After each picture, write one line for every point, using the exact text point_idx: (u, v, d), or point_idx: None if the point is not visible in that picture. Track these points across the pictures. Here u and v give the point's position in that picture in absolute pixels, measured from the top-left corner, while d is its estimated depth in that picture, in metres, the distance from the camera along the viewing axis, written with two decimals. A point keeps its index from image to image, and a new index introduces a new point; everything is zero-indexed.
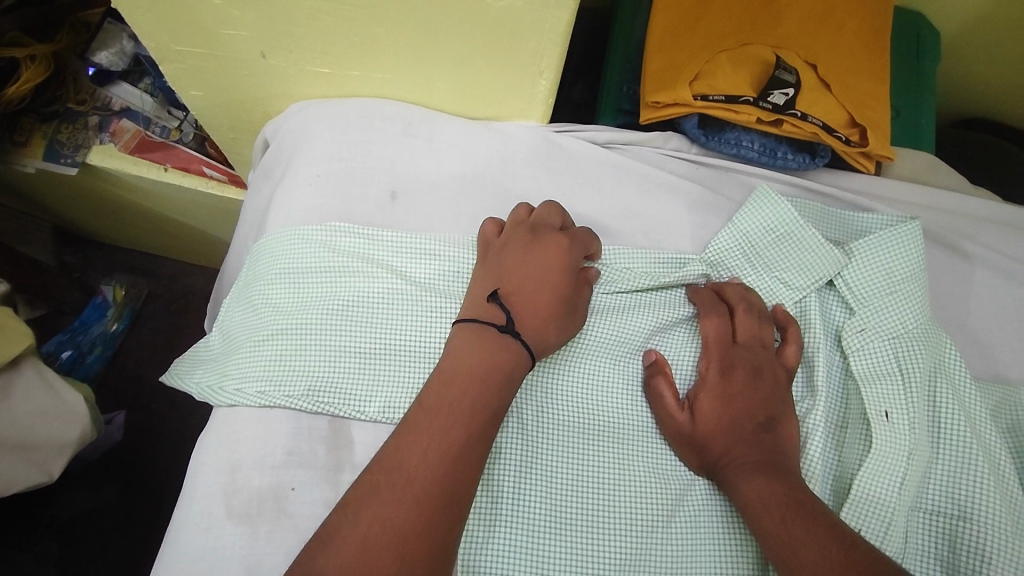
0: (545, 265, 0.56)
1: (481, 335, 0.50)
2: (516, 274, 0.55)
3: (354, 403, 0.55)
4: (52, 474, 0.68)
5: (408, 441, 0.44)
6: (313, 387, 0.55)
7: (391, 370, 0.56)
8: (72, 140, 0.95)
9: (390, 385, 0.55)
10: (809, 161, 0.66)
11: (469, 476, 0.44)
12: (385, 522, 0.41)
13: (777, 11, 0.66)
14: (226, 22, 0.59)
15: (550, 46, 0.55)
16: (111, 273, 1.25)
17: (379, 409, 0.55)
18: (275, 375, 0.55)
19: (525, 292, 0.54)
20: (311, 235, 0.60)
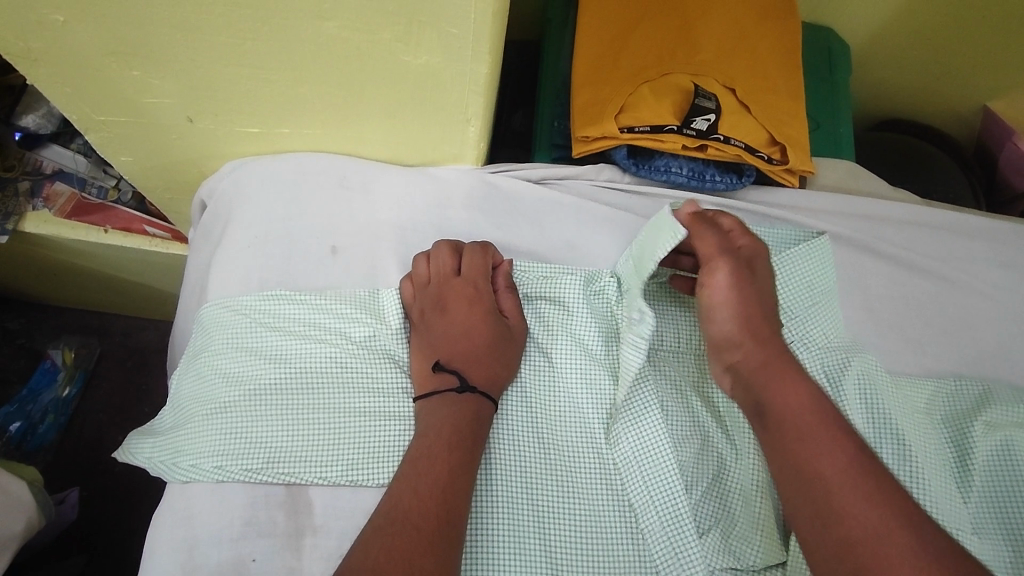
0: (465, 318, 0.59)
1: (443, 404, 0.54)
2: (445, 338, 0.58)
3: (313, 469, 0.54)
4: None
5: (396, 486, 0.48)
6: (271, 457, 0.54)
7: (347, 431, 0.55)
8: (2, 208, 0.92)
9: (348, 446, 0.55)
10: (736, 181, 0.69)
11: (460, 505, 0.48)
12: (390, 558, 0.44)
13: (693, 39, 0.69)
14: (147, 91, 0.59)
15: (472, 96, 0.56)
16: (57, 337, 1.20)
17: (340, 472, 0.54)
18: (229, 449, 0.54)
19: (461, 348, 0.57)
20: (250, 305, 0.59)
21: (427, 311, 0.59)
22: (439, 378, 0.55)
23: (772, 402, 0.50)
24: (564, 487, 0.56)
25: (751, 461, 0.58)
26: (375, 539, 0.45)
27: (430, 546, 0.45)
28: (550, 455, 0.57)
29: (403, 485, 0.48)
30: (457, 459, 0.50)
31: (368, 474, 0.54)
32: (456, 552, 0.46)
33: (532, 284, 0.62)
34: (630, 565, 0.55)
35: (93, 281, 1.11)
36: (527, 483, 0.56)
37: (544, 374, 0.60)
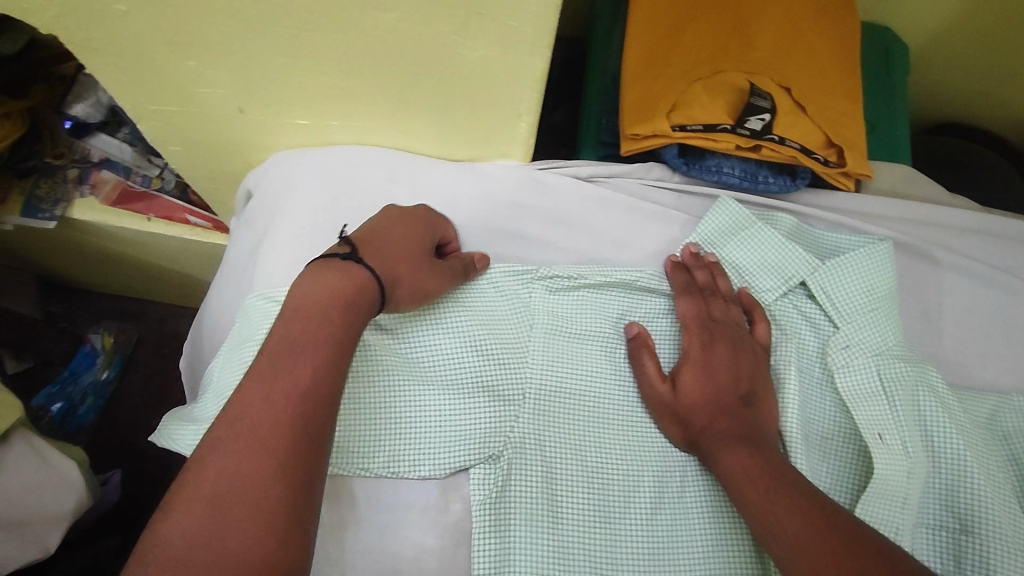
0: (399, 240, 0.53)
1: (344, 283, 0.48)
2: (376, 249, 0.52)
3: (357, 458, 0.53)
4: (49, 546, 0.64)
5: (253, 398, 0.43)
6: None
7: (388, 423, 0.54)
8: (52, 195, 0.95)
9: (391, 438, 0.54)
10: (790, 183, 0.67)
11: (303, 438, 0.43)
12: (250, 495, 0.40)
13: (748, 37, 0.67)
14: (202, 81, 0.59)
15: (526, 91, 0.55)
16: (99, 320, 1.24)
17: (384, 463, 0.54)
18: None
19: (383, 259, 0.51)
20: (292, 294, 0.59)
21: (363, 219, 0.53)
22: (335, 265, 0.49)
23: (716, 468, 0.52)
24: (609, 487, 0.55)
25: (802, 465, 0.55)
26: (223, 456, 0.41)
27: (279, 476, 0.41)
28: (595, 455, 0.56)
29: (258, 397, 0.43)
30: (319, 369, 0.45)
31: (412, 467, 0.54)
32: (282, 494, 0.41)
33: (590, 280, 0.60)
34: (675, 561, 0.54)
35: (135, 269, 1.13)
36: (571, 483, 0.55)
37: (590, 371, 0.58)
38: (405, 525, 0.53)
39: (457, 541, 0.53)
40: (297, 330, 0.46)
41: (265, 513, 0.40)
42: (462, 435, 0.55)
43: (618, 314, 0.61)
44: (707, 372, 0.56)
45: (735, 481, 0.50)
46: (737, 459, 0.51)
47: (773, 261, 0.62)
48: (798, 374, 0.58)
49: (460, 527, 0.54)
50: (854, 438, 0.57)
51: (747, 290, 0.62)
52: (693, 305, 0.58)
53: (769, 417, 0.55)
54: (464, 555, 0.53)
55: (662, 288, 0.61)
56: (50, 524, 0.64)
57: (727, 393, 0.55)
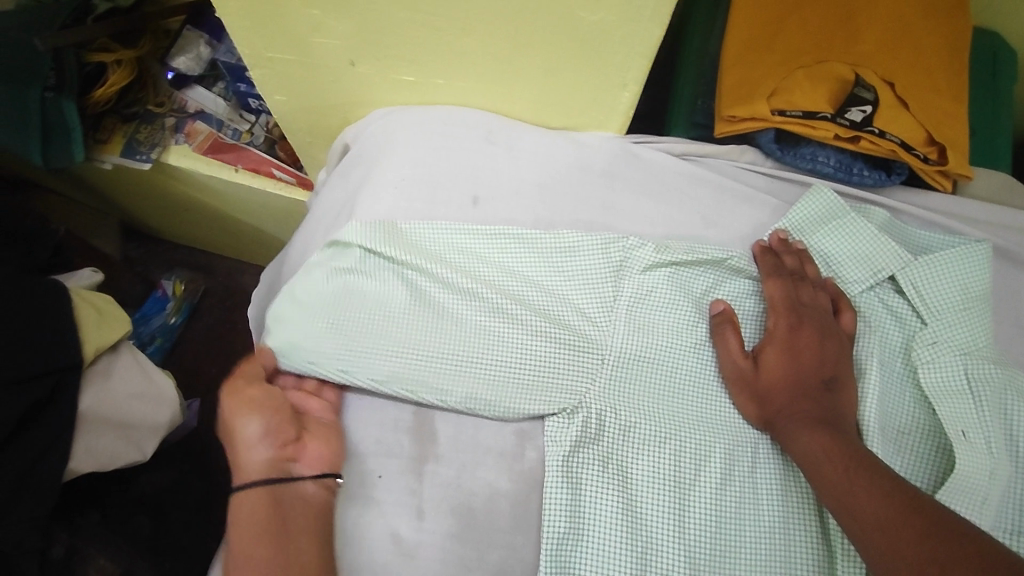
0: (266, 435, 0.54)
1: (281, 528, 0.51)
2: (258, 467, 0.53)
3: (438, 390, 0.56)
4: (145, 452, 0.69)
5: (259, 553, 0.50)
6: (401, 374, 0.56)
7: (474, 365, 0.56)
8: (150, 140, 1.00)
9: (475, 378, 0.56)
10: (884, 178, 0.67)
11: None
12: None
13: (854, 28, 0.66)
14: (321, 31, 0.61)
15: (635, 59, 0.57)
16: (172, 268, 1.31)
17: (463, 399, 0.56)
18: (363, 358, 0.56)
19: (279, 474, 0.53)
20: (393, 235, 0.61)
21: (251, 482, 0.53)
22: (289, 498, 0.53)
23: (792, 448, 0.53)
24: (683, 453, 0.56)
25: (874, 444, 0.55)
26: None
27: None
28: (671, 420, 0.57)
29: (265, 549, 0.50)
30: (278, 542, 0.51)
31: (490, 408, 0.56)
32: None
33: (678, 255, 0.60)
34: (741, 534, 0.55)
35: (215, 220, 1.18)
36: (646, 444, 0.56)
37: (673, 341, 0.59)
38: (482, 466, 0.56)
39: (530, 487, 0.55)
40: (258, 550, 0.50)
41: None
42: (547, 386, 0.57)
43: (700, 290, 0.61)
44: (792, 355, 0.56)
45: (812, 458, 0.51)
46: (811, 440, 0.51)
47: (864, 253, 0.62)
48: (881, 365, 0.58)
49: (535, 475, 0.56)
50: (936, 435, 0.57)
51: (834, 281, 0.62)
52: (784, 286, 0.59)
53: (851, 405, 0.55)
54: (535, 499, 0.55)
55: (750, 272, 0.62)
56: (146, 432, 0.69)
57: (809, 376, 0.55)
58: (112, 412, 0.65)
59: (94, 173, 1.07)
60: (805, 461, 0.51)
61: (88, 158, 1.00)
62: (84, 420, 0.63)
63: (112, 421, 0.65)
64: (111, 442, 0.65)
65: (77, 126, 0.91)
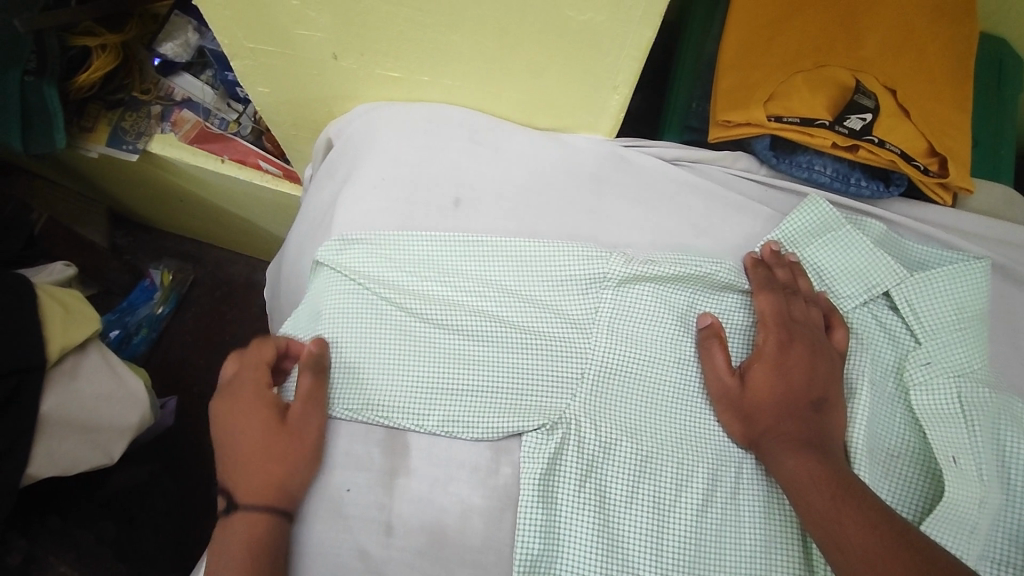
0: (244, 439, 0.51)
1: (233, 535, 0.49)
2: (239, 468, 0.51)
3: (413, 416, 0.54)
4: (112, 456, 0.66)
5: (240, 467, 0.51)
6: (372, 402, 0.54)
7: (448, 386, 0.55)
8: (135, 128, 0.97)
9: (448, 400, 0.55)
10: (883, 189, 0.65)
11: None
12: (248, 570, 0.48)
13: (856, 33, 0.63)
14: (301, 23, 0.58)
15: (626, 60, 0.54)
16: (159, 258, 1.29)
17: (437, 422, 0.54)
18: (340, 387, 0.55)
19: (250, 482, 0.50)
20: (363, 245, 0.59)
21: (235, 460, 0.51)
22: (235, 521, 0.50)
23: (777, 472, 0.51)
24: (664, 472, 0.54)
25: (861, 465, 0.53)
26: None
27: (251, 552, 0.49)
28: (652, 441, 0.55)
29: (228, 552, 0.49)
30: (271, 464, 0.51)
31: (465, 428, 0.54)
32: None
33: (666, 268, 0.58)
34: (721, 560, 0.53)
35: (203, 211, 1.16)
36: (624, 465, 0.54)
37: (656, 353, 0.57)
38: (455, 481, 0.54)
39: (504, 504, 0.53)
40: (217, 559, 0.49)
41: None
42: (526, 401, 0.55)
43: (683, 307, 0.59)
44: (781, 374, 0.54)
45: (796, 485, 0.49)
46: (796, 465, 0.50)
47: (861, 267, 0.59)
48: (872, 386, 0.56)
49: (509, 492, 0.54)
50: (927, 460, 0.55)
51: (826, 296, 0.60)
52: (776, 301, 0.57)
53: (839, 428, 0.53)
54: (508, 518, 0.53)
55: (741, 285, 0.59)
56: (114, 435, 0.66)
57: (799, 397, 0.53)
58: (76, 414, 0.63)
59: (76, 160, 1.05)
60: (788, 486, 0.50)
61: (71, 145, 0.97)
62: (45, 422, 0.61)
63: (77, 423, 0.63)
64: (74, 445, 0.63)
65: (60, 111, 0.88)
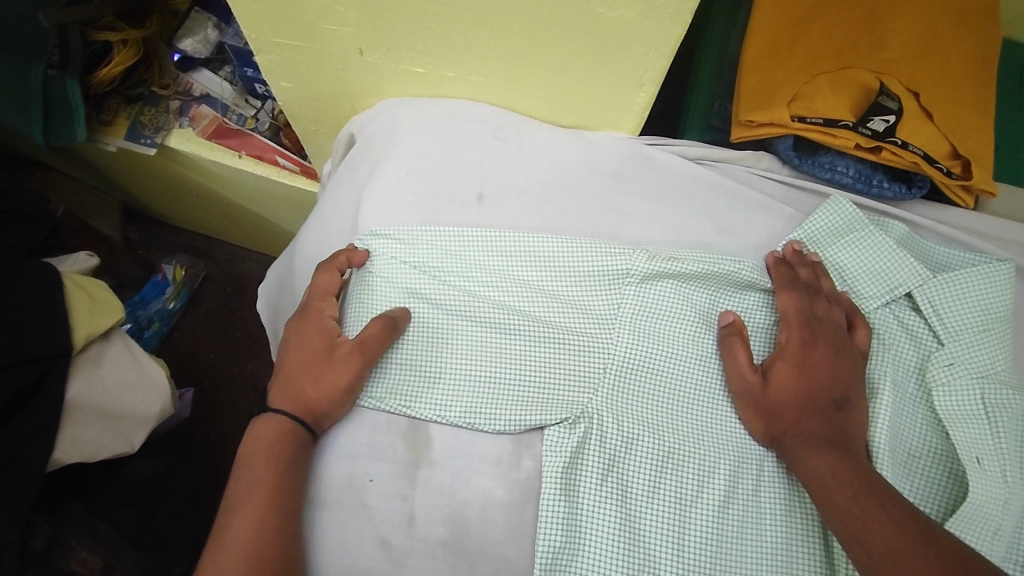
0: (299, 354, 0.56)
1: (262, 435, 0.53)
2: (285, 383, 0.55)
3: (436, 407, 0.54)
4: (133, 444, 0.67)
5: (243, 474, 0.51)
6: (397, 391, 0.55)
7: (471, 378, 0.55)
8: (154, 123, 0.98)
9: (472, 392, 0.55)
10: (905, 191, 0.65)
11: None
12: (270, 489, 0.50)
13: (880, 35, 0.63)
14: (329, 17, 0.59)
15: (653, 58, 0.55)
16: (173, 253, 1.30)
17: (460, 414, 0.54)
18: (365, 376, 0.55)
19: (286, 394, 0.54)
20: (391, 235, 0.59)
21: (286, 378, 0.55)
22: (264, 423, 0.53)
23: (800, 469, 0.51)
24: (685, 468, 0.54)
25: (885, 464, 0.53)
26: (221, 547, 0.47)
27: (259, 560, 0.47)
28: (674, 437, 0.55)
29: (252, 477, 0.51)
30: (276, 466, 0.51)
31: (488, 420, 0.54)
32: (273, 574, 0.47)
33: (689, 265, 0.58)
34: (742, 557, 0.53)
35: (218, 206, 1.16)
36: (646, 460, 0.54)
37: (678, 351, 0.57)
38: (477, 473, 0.54)
39: (525, 497, 0.53)
40: (241, 482, 0.51)
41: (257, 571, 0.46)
42: (549, 395, 0.55)
43: (704, 305, 0.59)
44: (803, 372, 0.54)
45: (819, 481, 0.49)
46: (820, 461, 0.50)
47: (884, 268, 0.60)
48: (894, 386, 0.56)
49: (531, 485, 0.54)
50: (949, 461, 0.54)
51: (848, 296, 0.60)
52: (798, 300, 0.57)
53: (862, 426, 0.53)
54: (530, 510, 0.53)
55: (763, 283, 0.59)
56: (136, 423, 0.68)
57: (822, 395, 0.53)
58: (102, 402, 0.63)
59: (96, 154, 1.06)
60: (810, 483, 0.50)
61: (91, 138, 0.98)
62: (71, 409, 0.61)
63: (100, 411, 0.63)
64: (99, 432, 0.64)
65: (80, 106, 0.90)
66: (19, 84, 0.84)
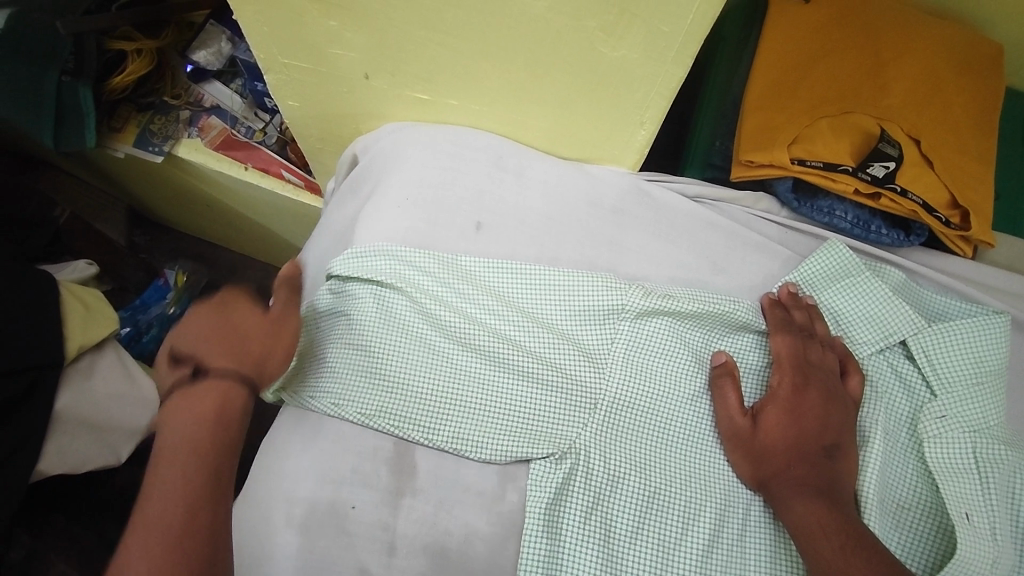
0: (241, 326, 0.52)
1: (192, 406, 0.47)
2: (221, 343, 0.50)
3: (424, 430, 0.54)
4: (119, 456, 0.68)
5: (177, 413, 0.47)
6: (385, 410, 0.54)
7: (461, 403, 0.55)
8: (163, 132, 0.99)
9: (460, 417, 0.55)
10: (903, 239, 0.65)
11: (205, 535, 0.43)
12: (209, 420, 0.47)
13: (881, 82, 0.64)
14: (335, 42, 0.60)
15: (654, 98, 0.55)
16: (176, 258, 1.31)
17: (447, 438, 0.54)
18: (353, 393, 0.55)
19: (226, 356, 0.49)
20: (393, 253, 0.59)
21: (232, 335, 0.51)
22: (187, 397, 0.47)
23: (784, 517, 0.50)
24: (671, 508, 0.54)
25: (874, 513, 0.52)
26: (156, 487, 0.44)
27: (177, 549, 0.42)
28: (660, 475, 0.55)
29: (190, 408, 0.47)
30: (208, 443, 0.46)
31: (474, 446, 0.54)
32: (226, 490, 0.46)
33: (684, 303, 0.58)
34: None
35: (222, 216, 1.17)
36: (631, 498, 0.53)
37: (671, 389, 0.57)
38: (461, 504, 0.53)
39: (508, 532, 0.53)
40: (165, 446, 0.45)
41: (197, 487, 0.44)
42: (538, 425, 0.55)
43: (698, 345, 0.59)
44: (794, 416, 0.54)
45: (805, 529, 0.48)
46: (805, 510, 0.49)
47: (878, 314, 0.59)
48: (885, 436, 0.55)
49: (515, 520, 0.53)
50: (938, 514, 0.54)
51: (843, 341, 0.59)
52: (792, 343, 0.56)
53: (852, 476, 0.52)
54: (512, 546, 0.53)
55: (758, 325, 0.59)
56: (124, 436, 0.68)
57: (812, 442, 0.53)
58: (89, 414, 0.63)
59: (102, 159, 1.07)
60: (793, 531, 0.49)
61: (100, 144, 0.99)
62: (60, 419, 0.61)
63: (88, 423, 0.64)
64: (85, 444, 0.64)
65: (91, 111, 0.90)
66: (33, 90, 0.85)
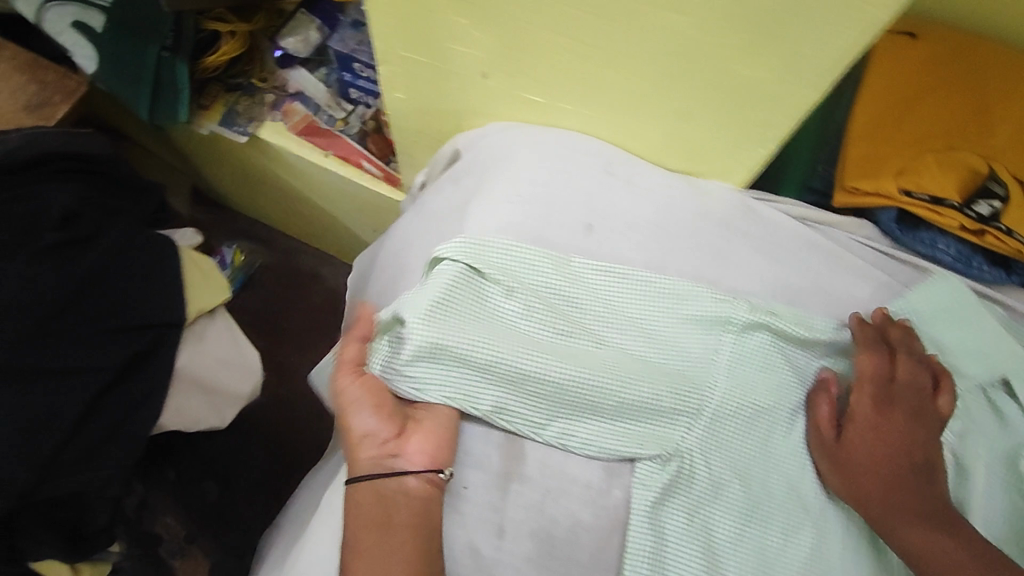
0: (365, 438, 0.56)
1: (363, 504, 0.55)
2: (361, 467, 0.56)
3: (536, 425, 0.57)
4: (223, 420, 0.72)
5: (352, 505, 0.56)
6: (499, 403, 0.56)
7: (571, 404, 0.57)
8: (248, 113, 1.03)
9: (570, 416, 0.57)
10: (1004, 277, 0.66)
11: None
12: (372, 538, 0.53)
13: (990, 124, 0.65)
14: (461, 40, 0.62)
15: (781, 119, 0.56)
16: (234, 236, 1.34)
17: (557, 435, 0.57)
18: (468, 383, 0.56)
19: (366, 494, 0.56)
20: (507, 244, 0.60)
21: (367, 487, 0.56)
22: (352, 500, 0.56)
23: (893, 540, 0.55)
24: (767, 516, 0.57)
25: None
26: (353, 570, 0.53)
27: None
28: (757, 485, 0.58)
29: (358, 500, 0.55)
30: (373, 528, 0.54)
31: (583, 445, 0.57)
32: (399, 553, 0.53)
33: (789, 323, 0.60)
34: None
35: (289, 200, 1.20)
36: (730, 505, 0.57)
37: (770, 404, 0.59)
38: (567, 496, 0.57)
39: (613, 526, 0.57)
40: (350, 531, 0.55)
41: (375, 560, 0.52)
42: (644, 431, 0.57)
43: (796, 362, 0.60)
44: (879, 436, 0.57)
45: (915, 551, 0.53)
46: (919, 537, 0.54)
47: (984, 350, 0.61)
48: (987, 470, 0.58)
49: (618, 515, 0.57)
50: None
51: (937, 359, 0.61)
52: (881, 363, 0.58)
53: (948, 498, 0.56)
54: (618, 540, 0.57)
55: (859, 350, 0.61)
56: (228, 400, 0.72)
57: (904, 461, 0.56)
58: (201, 376, 0.68)
59: (185, 134, 1.10)
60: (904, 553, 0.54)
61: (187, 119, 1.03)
62: (178, 378, 0.66)
63: (201, 383, 0.68)
64: (197, 404, 0.68)
65: (185, 86, 0.93)
66: (133, 65, 0.89)
